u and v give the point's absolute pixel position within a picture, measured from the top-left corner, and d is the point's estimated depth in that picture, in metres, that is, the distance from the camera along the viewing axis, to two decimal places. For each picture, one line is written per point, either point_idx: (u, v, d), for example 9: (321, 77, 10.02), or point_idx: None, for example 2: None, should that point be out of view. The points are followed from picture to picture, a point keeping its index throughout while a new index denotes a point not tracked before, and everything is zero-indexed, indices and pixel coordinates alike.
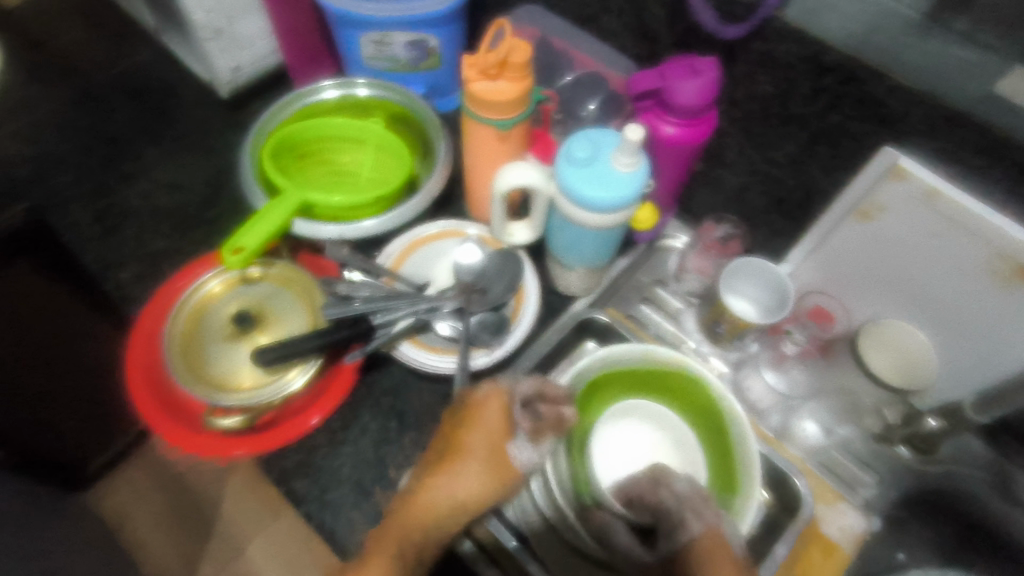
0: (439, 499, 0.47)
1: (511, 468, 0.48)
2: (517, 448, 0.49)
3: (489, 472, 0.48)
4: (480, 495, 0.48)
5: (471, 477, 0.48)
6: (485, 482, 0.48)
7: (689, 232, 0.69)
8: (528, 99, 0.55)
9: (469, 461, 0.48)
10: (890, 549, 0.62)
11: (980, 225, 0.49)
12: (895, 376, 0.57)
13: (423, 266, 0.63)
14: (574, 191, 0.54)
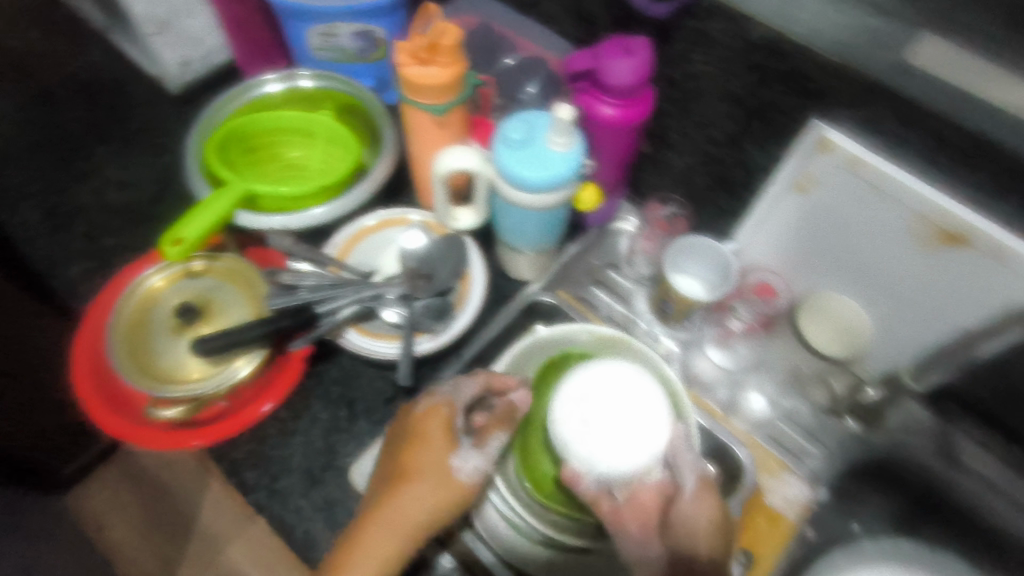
0: (408, 516, 0.49)
1: (463, 478, 0.51)
2: (461, 458, 0.51)
3: (442, 485, 0.50)
4: (442, 505, 0.50)
5: (432, 492, 0.50)
6: (444, 495, 0.50)
7: (639, 214, 0.72)
8: (462, 83, 0.55)
9: (428, 478, 0.50)
10: (841, 519, 0.61)
11: (905, 192, 0.50)
12: (836, 346, 0.61)
13: (370, 255, 0.64)
14: (511, 173, 0.54)
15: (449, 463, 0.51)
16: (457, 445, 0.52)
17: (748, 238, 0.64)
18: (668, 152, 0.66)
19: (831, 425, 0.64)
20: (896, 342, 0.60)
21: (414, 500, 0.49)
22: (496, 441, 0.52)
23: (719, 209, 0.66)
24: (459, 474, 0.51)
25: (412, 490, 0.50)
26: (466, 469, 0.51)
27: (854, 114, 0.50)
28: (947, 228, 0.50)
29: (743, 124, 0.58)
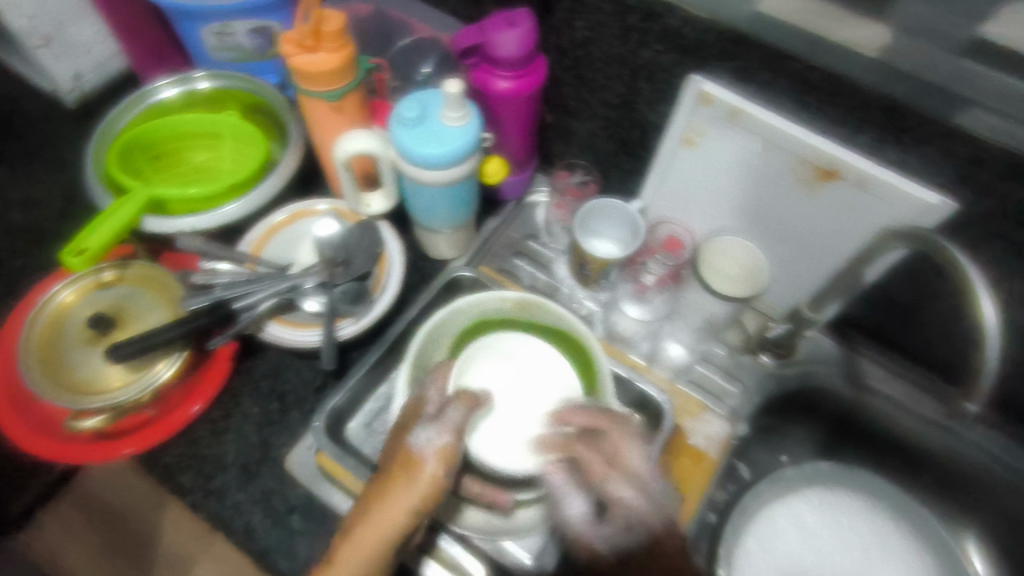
0: (385, 513, 0.44)
1: (422, 460, 0.45)
2: (422, 439, 0.46)
3: (405, 473, 0.45)
4: (412, 498, 0.44)
5: (402, 486, 0.44)
6: (411, 484, 0.44)
7: (548, 184, 0.75)
8: (353, 68, 0.56)
9: (397, 471, 0.45)
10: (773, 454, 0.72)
11: (781, 136, 0.53)
12: (732, 287, 0.63)
13: (285, 249, 0.64)
14: (411, 153, 0.55)
15: (405, 449, 0.46)
16: (415, 428, 0.47)
17: (653, 194, 0.67)
18: (570, 121, 0.69)
19: (747, 362, 0.68)
20: (795, 278, 0.64)
21: (387, 498, 0.45)
22: (454, 412, 0.48)
23: (621, 170, 0.70)
24: (421, 459, 0.45)
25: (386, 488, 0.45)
26: (422, 448, 0.45)
27: (724, 65, 0.53)
28: (821, 165, 0.53)
29: (630, 85, 0.60)
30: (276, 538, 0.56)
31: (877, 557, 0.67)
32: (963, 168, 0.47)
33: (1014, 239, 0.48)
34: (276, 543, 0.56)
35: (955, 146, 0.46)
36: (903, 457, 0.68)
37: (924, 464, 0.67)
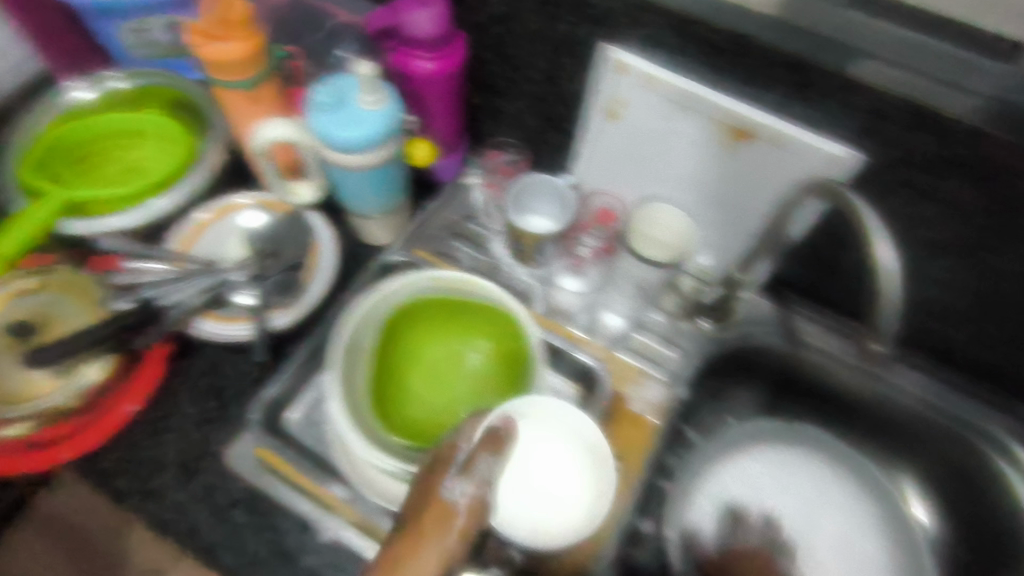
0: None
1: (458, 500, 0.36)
2: (449, 488, 0.36)
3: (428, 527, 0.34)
4: (442, 548, 0.34)
5: (427, 535, 0.34)
6: (441, 534, 0.34)
7: (481, 165, 0.75)
8: (263, 55, 0.55)
9: (422, 518, 0.35)
10: (721, 417, 0.74)
11: (693, 99, 0.54)
12: (659, 252, 0.62)
13: (215, 244, 0.63)
14: (329, 137, 0.55)
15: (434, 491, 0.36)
16: (444, 474, 0.37)
17: (583, 168, 0.67)
18: (499, 101, 0.69)
19: (687, 328, 0.69)
20: (723, 241, 0.65)
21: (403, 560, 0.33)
22: (485, 458, 0.38)
23: (551, 145, 0.71)
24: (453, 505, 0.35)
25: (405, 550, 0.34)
26: (458, 494, 0.36)
27: (637, 33, 0.53)
28: (733, 126, 0.54)
29: (552, 60, 0.60)
30: (219, 534, 0.56)
31: (824, 507, 0.70)
32: (867, 120, 0.48)
33: (918, 185, 0.50)
34: (220, 539, 0.56)
35: (856, 99, 0.47)
36: (840, 405, 0.70)
37: (860, 411, 0.69)
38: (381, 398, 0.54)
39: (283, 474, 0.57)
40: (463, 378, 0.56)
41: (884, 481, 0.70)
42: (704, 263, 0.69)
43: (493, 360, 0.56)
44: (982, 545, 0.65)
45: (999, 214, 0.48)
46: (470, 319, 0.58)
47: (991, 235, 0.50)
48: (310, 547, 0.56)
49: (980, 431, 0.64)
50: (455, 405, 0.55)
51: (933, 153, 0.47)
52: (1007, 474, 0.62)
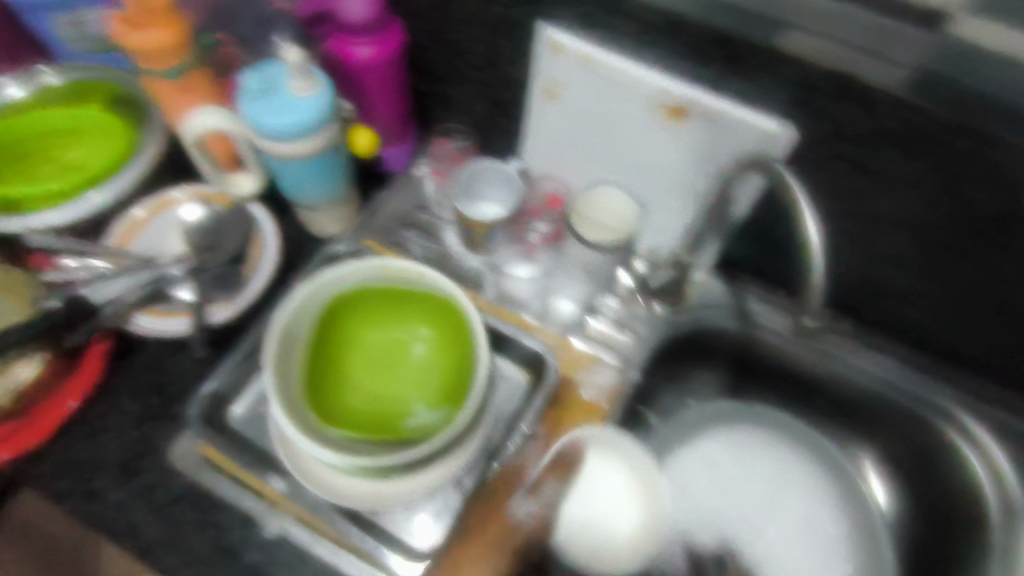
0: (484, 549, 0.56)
1: (516, 506, 0.57)
2: None
3: None
4: None
5: None
6: (504, 541, 0.56)
7: (425, 157, 0.74)
8: (190, 43, 0.54)
9: None
10: (681, 401, 0.74)
11: (630, 79, 0.53)
12: (603, 234, 0.61)
13: (155, 240, 0.62)
14: (259, 126, 0.53)
15: (506, 512, 0.57)
16: None
17: (530, 153, 0.67)
18: (444, 87, 0.68)
19: (641, 312, 0.68)
20: (671, 222, 0.64)
21: (481, 551, 0.56)
22: (550, 488, 0.58)
23: (500, 131, 0.70)
24: (513, 519, 0.57)
25: (479, 544, 0.56)
26: (522, 517, 0.57)
27: (569, 12, 0.52)
28: (670, 105, 0.53)
29: (491, 43, 0.59)
30: (160, 532, 0.55)
31: (780, 490, 0.69)
32: (796, 92, 0.48)
33: (852, 157, 0.50)
34: (161, 536, 0.55)
35: (784, 70, 0.47)
36: (798, 384, 0.70)
37: (817, 390, 0.69)
38: (322, 389, 0.53)
39: (225, 471, 0.57)
40: (406, 367, 0.56)
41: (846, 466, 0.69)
42: (654, 244, 0.68)
43: (435, 348, 0.56)
44: (936, 522, 0.65)
45: (926, 183, 0.49)
46: (414, 306, 0.57)
47: (923, 206, 0.51)
48: (253, 543, 0.56)
49: (934, 407, 0.64)
50: (396, 395, 0.55)
51: (863, 124, 0.47)
52: (959, 448, 0.62)
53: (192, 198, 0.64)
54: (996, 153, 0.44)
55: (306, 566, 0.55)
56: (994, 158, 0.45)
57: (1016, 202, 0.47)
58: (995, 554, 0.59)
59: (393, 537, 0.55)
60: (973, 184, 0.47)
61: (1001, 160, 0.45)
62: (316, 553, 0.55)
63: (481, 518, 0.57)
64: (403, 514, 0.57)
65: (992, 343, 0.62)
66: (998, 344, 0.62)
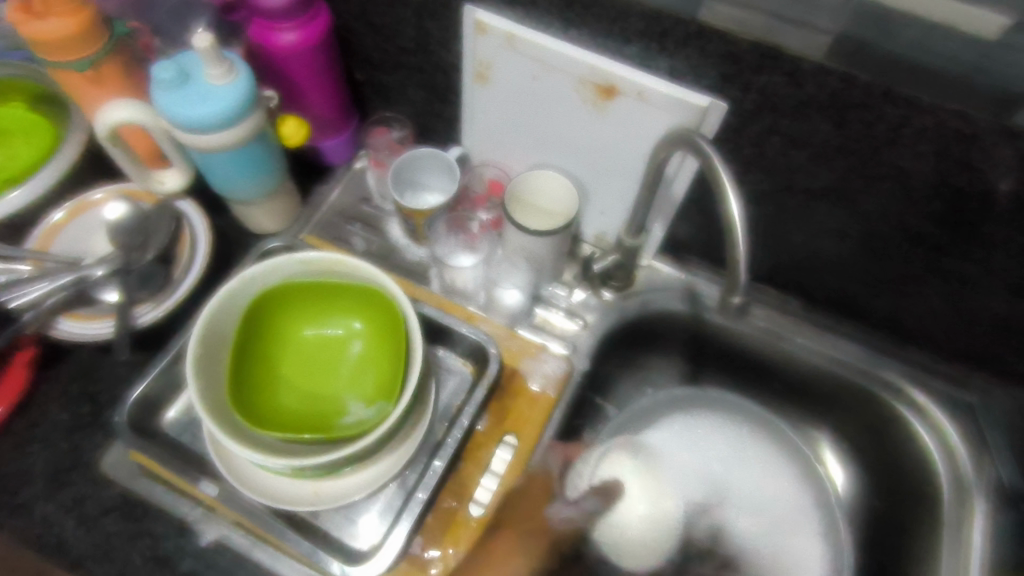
0: (505, 559, 0.52)
1: (553, 516, 0.55)
2: (555, 509, 0.55)
3: (528, 535, 0.54)
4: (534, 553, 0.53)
5: (525, 538, 0.53)
6: (539, 540, 0.54)
7: (365, 147, 0.72)
8: (98, 32, 0.51)
9: (520, 525, 0.54)
10: (639, 389, 0.73)
11: (559, 57, 0.52)
12: (545, 221, 0.61)
13: (79, 240, 0.60)
14: (173, 117, 0.51)
15: (544, 514, 0.55)
16: (549, 500, 0.56)
17: (470, 140, 0.65)
18: (380, 75, 0.66)
19: (592, 302, 0.67)
20: (615, 204, 0.63)
21: (507, 553, 0.52)
22: (592, 501, 0.57)
23: (443, 118, 0.68)
24: (553, 524, 0.55)
25: (504, 545, 0.52)
26: (560, 521, 0.55)
27: None
28: (598, 83, 0.52)
29: (419, 25, 0.57)
30: (90, 544, 0.53)
31: (735, 472, 0.68)
32: (723, 65, 0.47)
33: (784, 131, 0.50)
34: (91, 549, 0.53)
35: (709, 46, 0.46)
36: (755, 368, 0.69)
37: (775, 373, 0.68)
38: (254, 388, 0.51)
39: (158, 478, 0.55)
40: (343, 364, 0.54)
41: (805, 450, 0.67)
42: (601, 230, 0.67)
43: (372, 343, 0.54)
44: (894, 498, 0.64)
45: (858, 151, 0.49)
46: (350, 300, 0.54)
47: (856, 176, 0.51)
48: (188, 551, 0.54)
49: (882, 380, 0.64)
50: (333, 392, 0.53)
51: (791, 95, 0.47)
52: (908, 419, 0.62)
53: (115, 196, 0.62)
54: (922, 118, 0.45)
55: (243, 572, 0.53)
56: (920, 123, 0.45)
57: (944, 166, 0.47)
58: (943, 524, 0.58)
59: (331, 537, 0.54)
60: (902, 151, 0.48)
61: (928, 124, 0.45)
62: (254, 558, 0.53)
63: (438, 519, 0.55)
64: (342, 514, 0.55)
65: (934, 311, 0.63)
66: (934, 312, 0.63)
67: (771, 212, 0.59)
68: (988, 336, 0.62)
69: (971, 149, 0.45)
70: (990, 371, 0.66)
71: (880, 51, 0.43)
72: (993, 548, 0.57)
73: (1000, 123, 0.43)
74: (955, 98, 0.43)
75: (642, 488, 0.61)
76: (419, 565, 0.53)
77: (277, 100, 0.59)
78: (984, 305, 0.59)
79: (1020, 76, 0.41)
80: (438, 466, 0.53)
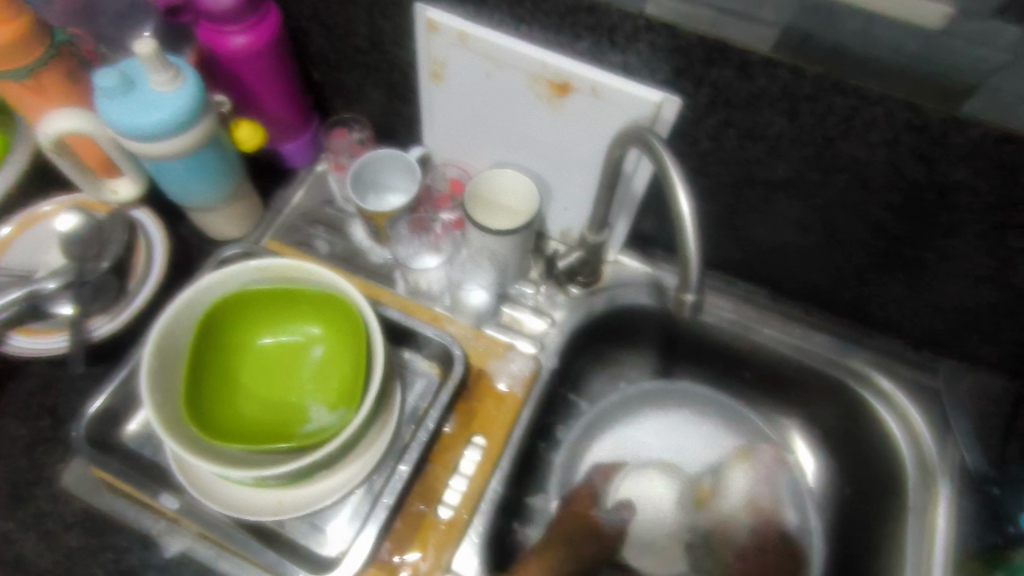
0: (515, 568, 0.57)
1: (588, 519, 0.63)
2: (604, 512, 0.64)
3: (582, 532, 0.62)
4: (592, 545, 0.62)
5: (583, 537, 0.62)
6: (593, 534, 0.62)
7: (325, 148, 0.71)
8: (36, 41, 0.50)
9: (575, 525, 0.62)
10: (613, 384, 0.73)
11: (510, 54, 0.51)
12: (505, 219, 0.61)
13: (30, 254, 0.58)
14: (120, 126, 0.50)
15: (594, 515, 0.63)
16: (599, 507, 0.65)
17: (430, 139, 0.65)
18: (337, 75, 0.65)
19: (559, 298, 0.67)
20: (577, 201, 0.62)
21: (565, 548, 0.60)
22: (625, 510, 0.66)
23: (404, 117, 0.67)
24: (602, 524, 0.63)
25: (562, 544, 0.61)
26: (611, 524, 0.64)
27: None
28: (552, 80, 0.52)
29: (371, 24, 0.56)
30: (52, 561, 0.52)
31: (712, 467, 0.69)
32: (674, 60, 0.47)
33: (738, 124, 0.50)
34: (52, 566, 0.52)
35: (659, 40, 0.46)
36: (726, 358, 0.69)
37: (744, 362, 0.68)
38: (211, 399, 0.50)
39: (119, 491, 0.54)
40: (305, 368, 0.54)
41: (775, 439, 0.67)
42: (566, 227, 0.67)
43: (332, 346, 0.53)
44: (863, 487, 0.64)
45: (812, 142, 0.49)
46: (308, 306, 0.53)
47: (812, 168, 0.51)
48: (152, 564, 0.53)
49: (848, 368, 0.64)
50: (294, 399, 0.53)
51: (743, 89, 0.47)
52: (876, 407, 0.63)
53: (66, 207, 0.61)
54: (872, 109, 0.45)
55: None
56: (871, 114, 0.45)
57: (897, 157, 0.48)
58: (909, 509, 0.59)
59: (298, 545, 0.53)
60: (855, 142, 0.48)
61: (878, 115, 0.45)
62: (219, 568, 0.53)
63: (408, 525, 0.54)
64: (308, 521, 0.54)
65: (897, 299, 0.63)
66: (898, 299, 0.63)
67: (730, 204, 0.59)
68: (952, 322, 0.63)
69: (922, 139, 0.45)
70: (958, 357, 0.67)
71: (826, 40, 0.42)
72: (957, 531, 0.58)
73: (949, 112, 0.43)
74: (902, 89, 0.43)
75: (655, 488, 0.67)
76: (389, 569, 0.53)
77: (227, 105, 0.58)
78: (946, 292, 0.60)
79: (966, 65, 0.41)
80: (403, 471, 0.53)
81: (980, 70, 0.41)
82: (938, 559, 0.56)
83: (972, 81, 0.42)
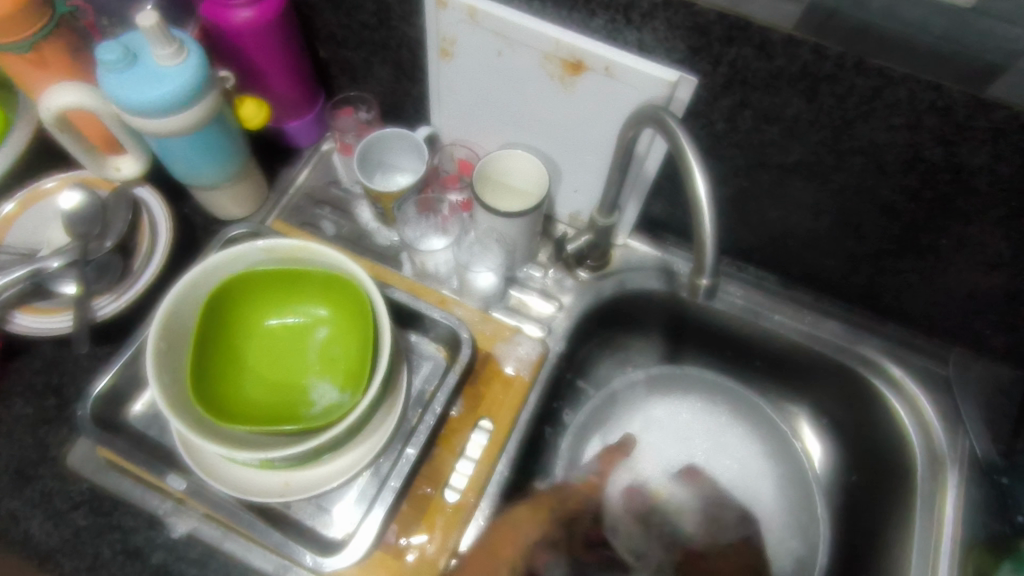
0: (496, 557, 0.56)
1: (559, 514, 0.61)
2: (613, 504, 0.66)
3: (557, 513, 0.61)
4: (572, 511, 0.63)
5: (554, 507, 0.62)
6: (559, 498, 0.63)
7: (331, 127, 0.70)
8: (38, 11, 0.48)
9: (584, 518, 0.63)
10: (620, 368, 0.72)
11: (522, 31, 0.50)
12: (516, 202, 0.60)
13: (35, 233, 0.58)
14: (124, 101, 0.49)
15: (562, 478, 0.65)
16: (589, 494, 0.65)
17: (439, 120, 0.64)
18: (344, 52, 0.63)
19: (568, 282, 0.66)
20: (586, 182, 0.62)
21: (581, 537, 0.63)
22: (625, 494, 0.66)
23: (412, 97, 0.66)
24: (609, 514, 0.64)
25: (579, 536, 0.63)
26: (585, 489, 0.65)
27: None
28: (564, 59, 0.50)
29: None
30: (60, 539, 0.52)
31: (716, 450, 0.68)
32: (691, 38, 0.45)
33: (755, 105, 0.49)
34: (59, 545, 0.52)
35: (676, 17, 0.44)
36: (734, 345, 0.68)
37: (753, 349, 0.68)
38: (216, 380, 0.49)
39: (126, 471, 0.54)
40: (309, 351, 0.53)
41: (783, 425, 0.67)
42: (575, 209, 0.66)
43: (339, 328, 0.53)
44: (868, 470, 0.64)
45: (831, 125, 0.48)
46: (313, 287, 0.52)
47: (827, 151, 0.50)
48: (159, 543, 0.53)
49: (857, 355, 0.64)
50: (300, 381, 0.53)
51: (762, 68, 0.45)
52: (883, 391, 0.62)
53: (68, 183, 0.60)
54: (896, 90, 0.44)
55: (215, 563, 0.53)
56: (893, 95, 0.44)
57: (918, 139, 0.46)
58: (918, 495, 0.59)
59: (304, 526, 0.53)
60: (874, 125, 0.47)
61: (901, 96, 0.44)
62: (226, 548, 0.52)
63: (415, 509, 0.54)
64: (314, 502, 0.54)
65: (910, 286, 0.62)
66: (909, 287, 0.63)
67: (743, 186, 0.58)
68: (965, 309, 0.62)
69: (944, 122, 0.44)
70: (967, 344, 0.66)
71: (852, 18, 0.41)
72: (963, 520, 0.57)
73: (974, 93, 0.42)
74: (928, 68, 0.42)
75: (648, 468, 0.67)
76: (395, 553, 0.52)
77: (231, 81, 0.57)
78: (961, 280, 0.59)
79: (991, 43, 0.40)
80: (411, 454, 0.52)
81: (1008, 50, 0.39)
82: (943, 548, 0.56)
83: (998, 60, 0.40)
